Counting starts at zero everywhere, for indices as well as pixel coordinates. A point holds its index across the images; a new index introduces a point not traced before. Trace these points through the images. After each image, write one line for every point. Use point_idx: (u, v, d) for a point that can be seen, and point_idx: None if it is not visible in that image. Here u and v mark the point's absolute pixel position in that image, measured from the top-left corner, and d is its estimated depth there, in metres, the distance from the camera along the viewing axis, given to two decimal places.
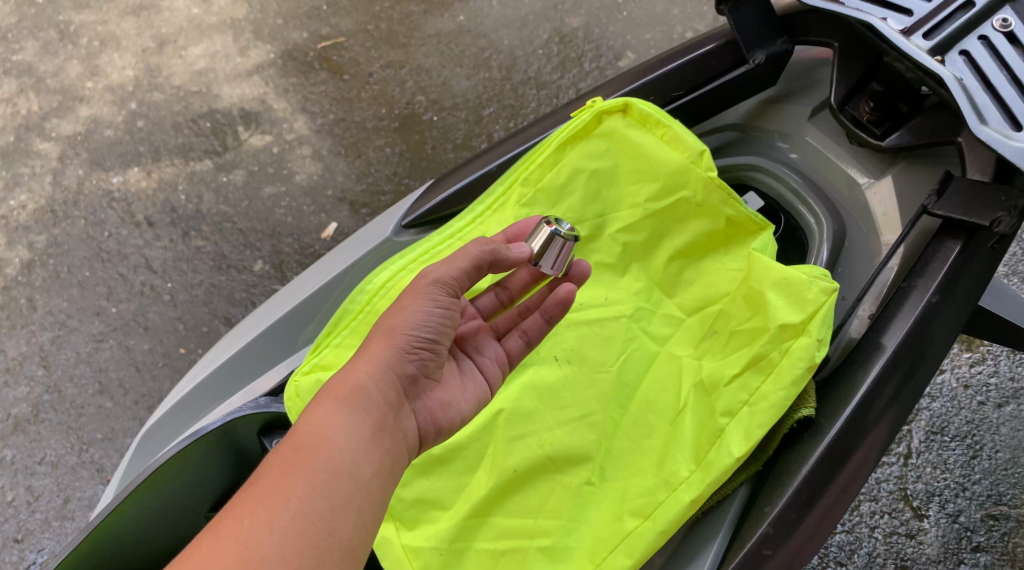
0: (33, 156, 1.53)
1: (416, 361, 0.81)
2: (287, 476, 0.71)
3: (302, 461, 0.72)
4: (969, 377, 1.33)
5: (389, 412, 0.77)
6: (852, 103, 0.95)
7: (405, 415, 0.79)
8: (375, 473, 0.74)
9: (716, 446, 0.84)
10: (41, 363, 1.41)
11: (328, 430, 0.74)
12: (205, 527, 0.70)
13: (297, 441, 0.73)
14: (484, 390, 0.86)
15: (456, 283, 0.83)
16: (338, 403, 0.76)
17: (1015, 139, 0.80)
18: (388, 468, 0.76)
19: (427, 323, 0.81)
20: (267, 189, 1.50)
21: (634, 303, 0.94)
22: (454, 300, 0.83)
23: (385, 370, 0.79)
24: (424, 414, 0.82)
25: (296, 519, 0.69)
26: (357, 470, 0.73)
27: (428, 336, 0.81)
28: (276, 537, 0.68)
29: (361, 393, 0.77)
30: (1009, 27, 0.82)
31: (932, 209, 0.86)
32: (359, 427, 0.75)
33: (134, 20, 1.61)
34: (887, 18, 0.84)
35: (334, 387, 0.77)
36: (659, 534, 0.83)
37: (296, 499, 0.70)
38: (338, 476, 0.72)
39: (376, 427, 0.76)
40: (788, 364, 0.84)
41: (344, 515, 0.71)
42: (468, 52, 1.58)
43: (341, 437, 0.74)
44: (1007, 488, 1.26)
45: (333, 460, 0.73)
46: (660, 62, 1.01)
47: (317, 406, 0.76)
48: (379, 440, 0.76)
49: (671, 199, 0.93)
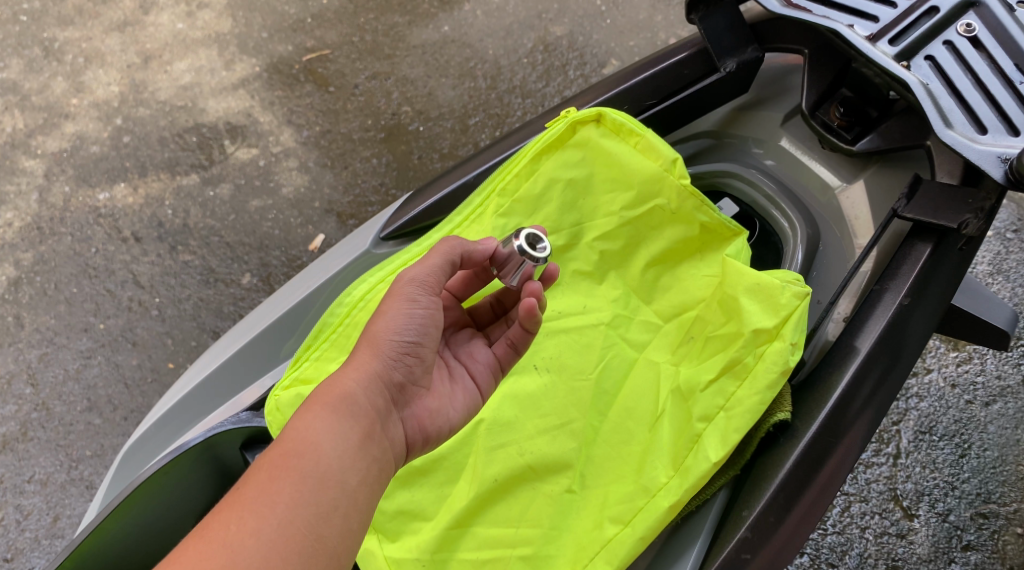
0: (19, 174, 1.53)
1: (403, 367, 0.80)
2: (274, 482, 0.72)
3: (289, 467, 0.73)
4: (956, 377, 1.34)
5: (377, 419, 0.77)
6: (822, 109, 0.95)
7: (393, 423, 0.79)
8: (362, 480, 0.75)
9: (693, 451, 0.85)
10: (29, 381, 1.41)
11: (314, 437, 0.74)
12: (193, 531, 0.71)
13: (284, 447, 0.74)
14: (473, 395, 0.86)
15: (433, 281, 0.83)
16: (325, 409, 0.76)
17: (979, 142, 0.81)
18: (374, 475, 0.76)
19: (409, 326, 0.81)
20: (254, 202, 1.50)
21: (612, 310, 0.95)
22: (434, 302, 0.83)
23: (372, 376, 0.78)
24: (413, 423, 0.81)
25: (283, 525, 0.70)
26: (344, 478, 0.74)
27: (411, 341, 0.81)
28: (262, 542, 0.69)
29: (348, 399, 0.76)
30: (972, 31, 0.84)
31: (901, 212, 0.87)
32: (345, 434, 0.75)
33: (119, 36, 1.61)
34: (853, 25, 0.86)
35: (321, 395, 0.77)
36: (638, 540, 0.84)
37: (282, 506, 0.71)
38: (325, 483, 0.73)
39: (363, 434, 0.76)
40: (762, 368, 0.85)
41: (331, 522, 0.72)
42: (454, 62, 1.59)
43: (328, 444, 0.74)
44: (995, 487, 1.27)
45: (319, 466, 0.73)
46: (635, 70, 1.01)
47: (304, 413, 0.76)
48: (366, 448, 0.76)
49: (646, 207, 0.94)
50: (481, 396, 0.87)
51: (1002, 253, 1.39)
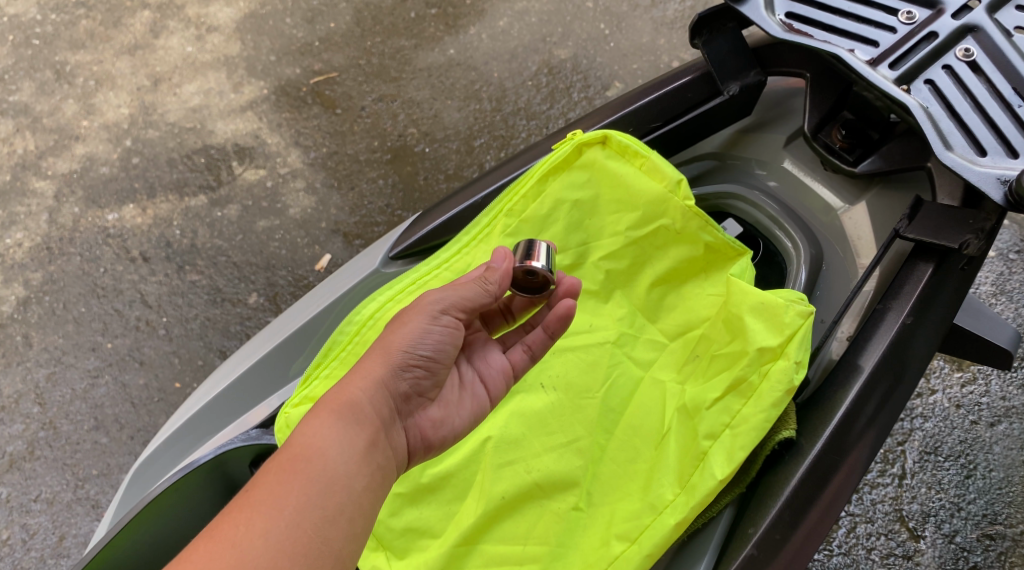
0: (29, 195, 1.55)
1: (412, 379, 0.81)
2: (282, 484, 0.73)
3: (296, 470, 0.74)
4: (961, 397, 1.34)
5: (381, 427, 0.78)
6: (824, 132, 0.97)
7: (396, 431, 0.80)
8: (367, 486, 0.76)
9: (699, 469, 0.86)
10: (37, 401, 1.42)
11: (322, 442, 0.75)
12: (203, 531, 0.72)
13: (292, 451, 0.75)
14: (483, 402, 0.86)
15: (457, 304, 0.83)
16: (332, 414, 0.77)
17: (979, 164, 0.82)
18: (378, 482, 0.77)
19: (424, 341, 0.81)
20: (261, 223, 1.52)
21: (618, 329, 0.96)
22: (451, 324, 0.83)
23: (378, 386, 0.79)
24: (415, 432, 0.82)
25: (290, 527, 0.71)
26: (350, 483, 0.75)
27: (426, 353, 0.81)
28: (271, 544, 0.70)
29: (355, 407, 0.78)
30: (971, 56, 0.86)
31: (903, 233, 0.88)
32: (352, 441, 0.76)
33: (129, 59, 1.64)
34: (854, 50, 0.88)
35: (329, 400, 0.79)
36: (645, 557, 0.84)
37: (289, 509, 0.72)
38: (331, 488, 0.74)
39: (368, 442, 0.77)
40: (767, 387, 0.85)
41: (336, 526, 0.73)
42: (459, 85, 1.62)
43: (334, 449, 0.75)
44: (1002, 507, 1.27)
45: (326, 472, 0.74)
46: (640, 93, 1.03)
47: (312, 418, 0.77)
48: (370, 455, 0.77)
49: (650, 227, 0.95)
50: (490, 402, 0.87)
51: (1005, 274, 1.40)
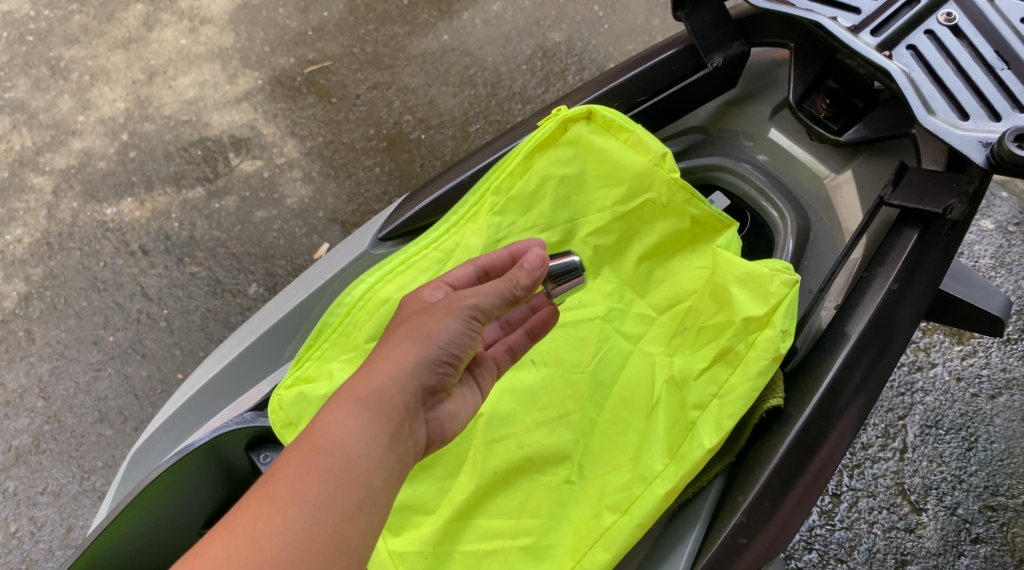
0: (27, 191, 1.56)
1: (441, 376, 0.79)
2: (302, 478, 0.72)
3: (317, 464, 0.72)
4: (961, 370, 1.34)
5: (406, 422, 0.76)
6: (809, 101, 0.98)
7: (419, 423, 0.78)
8: (387, 480, 0.75)
9: (688, 438, 0.86)
10: (41, 395, 1.43)
11: (344, 434, 0.74)
12: (221, 521, 0.71)
13: (314, 443, 0.73)
14: (478, 397, 0.85)
15: (489, 309, 0.80)
16: (357, 406, 0.75)
17: (961, 128, 0.82)
18: (397, 473, 0.76)
19: (455, 339, 0.79)
20: (259, 213, 1.53)
21: (607, 305, 0.97)
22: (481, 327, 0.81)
23: (407, 379, 0.77)
24: (435, 424, 0.81)
25: (309, 525, 0.70)
26: (370, 477, 0.73)
27: (456, 352, 0.79)
28: (290, 543, 0.69)
29: (382, 399, 0.75)
30: (953, 20, 0.85)
31: (888, 199, 0.89)
32: (375, 433, 0.74)
33: (123, 53, 1.64)
34: (836, 17, 0.87)
35: (354, 388, 0.76)
36: (636, 527, 0.85)
37: (309, 503, 0.71)
38: (351, 482, 0.72)
39: (393, 435, 0.76)
40: (754, 355, 0.86)
41: (354, 521, 0.72)
42: (454, 70, 1.62)
43: (357, 442, 0.74)
44: (1003, 479, 1.28)
45: (347, 464, 0.73)
46: (623, 70, 1.04)
47: (335, 407, 0.75)
48: (393, 448, 0.75)
49: (637, 202, 0.95)
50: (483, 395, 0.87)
51: (1004, 246, 1.40)
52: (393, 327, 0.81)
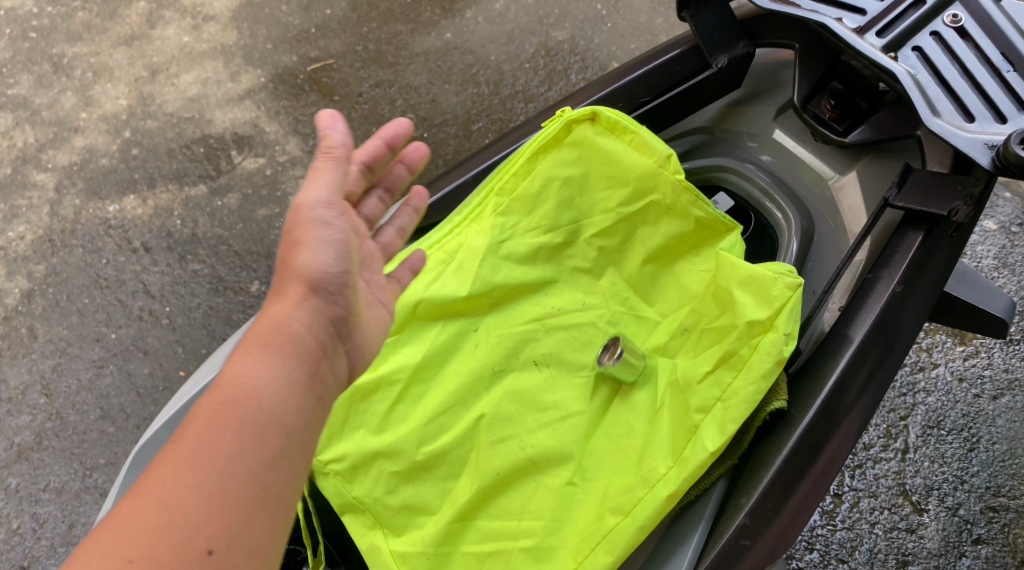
0: (30, 188, 1.56)
1: (343, 300, 0.77)
2: (212, 433, 0.69)
3: (227, 417, 0.70)
4: (964, 371, 1.34)
5: (320, 359, 0.74)
6: (813, 102, 0.97)
7: (335, 358, 0.76)
8: (306, 423, 0.72)
9: (691, 442, 0.86)
10: (43, 392, 1.43)
11: (252, 382, 0.71)
12: (129, 491, 0.68)
13: (221, 396, 0.71)
14: (388, 318, 0.82)
15: (337, 196, 0.80)
16: (260, 350, 0.73)
17: (967, 130, 0.82)
18: (319, 414, 0.74)
19: (334, 253, 0.78)
20: (261, 211, 1.52)
21: (610, 308, 0.96)
22: (345, 214, 0.80)
23: (307, 312, 0.75)
24: (357, 354, 0.79)
25: (226, 474, 0.68)
26: (287, 423, 0.71)
27: (339, 272, 0.77)
28: (204, 498, 0.67)
29: (286, 337, 0.74)
30: (959, 22, 0.85)
31: (893, 201, 0.88)
32: (285, 375, 0.72)
33: (126, 50, 1.64)
34: (842, 18, 0.87)
35: (256, 335, 0.74)
36: (638, 529, 0.85)
37: (222, 458, 0.68)
38: (266, 430, 0.70)
39: (307, 374, 0.73)
40: (757, 359, 0.85)
41: (275, 471, 0.70)
42: (456, 69, 1.62)
43: (269, 388, 0.71)
44: (1004, 480, 1.27)
45: (260, 413, 0.70)
46: (628, 69, 1.03)
47: (240, 358, 0.73)
48: (309, 388, 0.73)
49: (642, 204, 0.95)
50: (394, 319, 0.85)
51: (1007, 247, 1.40)
52: (279, 277, 0.78)
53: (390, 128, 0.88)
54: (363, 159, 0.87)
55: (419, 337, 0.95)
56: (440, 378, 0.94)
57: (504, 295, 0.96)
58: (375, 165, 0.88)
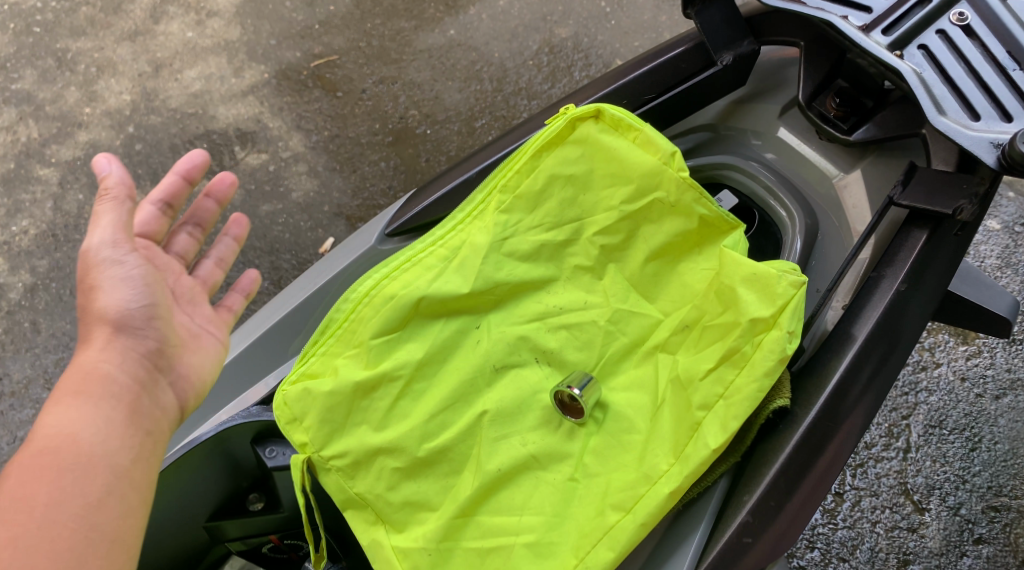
0: (34, 182, 1.56)
1: (153, 332, 0.89)
2: (34, 482, 0.78)
3: (47, 465, 0.79)
4: (966, 370, 1.34)
5: (138, 393, 0.86)
6: (818, 101, 0.97)
7: (158, 390, 0.89)
8: (134, 458, 0.83)
9: (693, 439, 0.86)
10: (46, 386, 1.43)
11: (73, 427, 0.81)
12: None
13: (39, 448, 0.80)
14: (220, 347, 0.98)
15: (122, 232, 0.89)
16: (79, 397, 0.84)
17: (972, 129, 0.81)
18: (145, 448, 0.85)
19: (135, 291, 0.89)
20: (264, 207, 1.52)
21: (612, 306, 0.96)
22: (133, 249, 0.90)
23: (122, 352, 0.87)
24: (181, 384, 0.92)
25: (50, 518, 0.76)
26: (110, 461, 0.81)
27: (142, 305, 0.89)
28: (31, 544, 0.75)
29: (106, 380, 0.85)
30: (965, 20, 0.85)
31: (898, 200, 0.88)
32: (109, 416, 0.83)
33: (130, 45, 1.64)
34: (847, 16, 0.87)
35: (71, 385, 0.85)
36: (640, 526, 0.85)
37: (43, 505, 0.77)
38: (89, 471, 0.80)
39: (128, 411, 0.85)
40: (760, 356, 0.85)
41: (103, 509, 0.79)
42: (460, 65, 1.62)
43: (88, 433, 0.82)
44: (1006, 480, 1.27)
45: (81, 456, 0.80)
46: (632, 66, 1.04)
47: (57, 408, 0.83)
48: (133, 424, 0.85)
49: (645, 201, 0.95)
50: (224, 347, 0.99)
51: (1010, 247, 1.40)
52: (84, 324, 0.89)
53: (187, 161, 0.99)
54: (159, 196, 0.98)
55: (421, 335, 0.94)
56: (443, 374, 0.93)
57: (507, 293, 0.96)
58: (173, 201, 0.99)
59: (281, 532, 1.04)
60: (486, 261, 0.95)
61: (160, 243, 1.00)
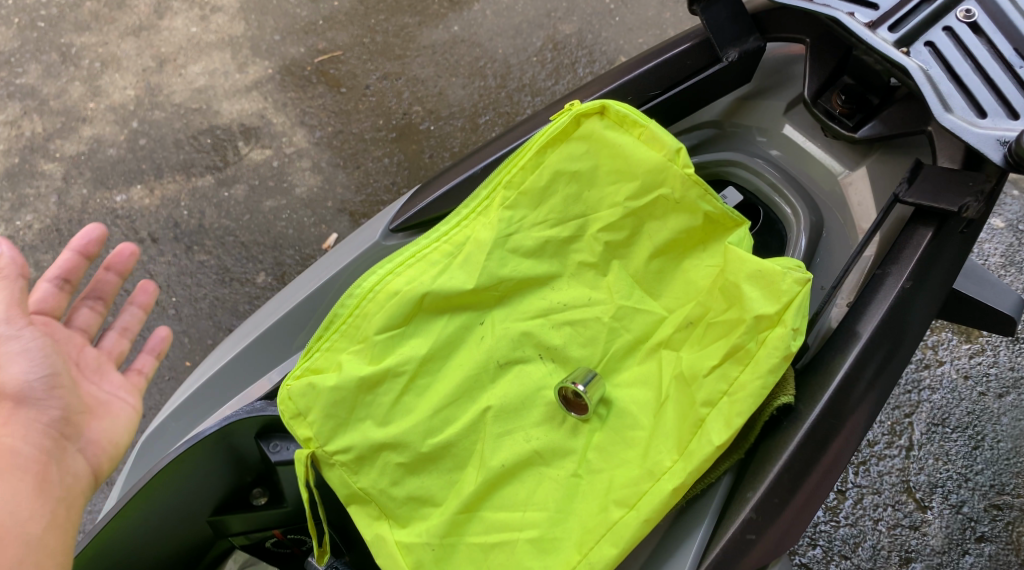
0: (38, 177, 1.56)
1: (57, 401, 0.95)
2: None
3: None
4: (969, 368, 1.34)
5: (44, 464, 0.93)
6: (824, 97, 0.97)
7: (68, 458, 0.96)
8: (47, 526, 0.90)
9: (697, 436, 0.86)
10: None
11: None
12: None
13: None
14: (132, 410, 1.05)
15: (18, 310, 0.94)
16: None
17: (978, 126, 0.81)
18: (58, 516, 0.92)
19: (37, 365, 0.95)
20: (268, 203, 1.52)
21: (615, 303, 0.96)
22: (27, 324, 0.95)
23: (29, 426, 0.93)
24: (90, 449, 0.99)
25: None
26: (24, 532, 0.88)
27: (42, 378, 0.94)
28: None
29: (13, 455, 0.91)
30: (972, 17, 0.85)
31: (903, 197, 0.88)
32: (19, 488, 0.90)
33: (134, 40, 1.64)
34: (854, 13, 0.86)
35: None
36: (643, 522, 0.85)
37: None
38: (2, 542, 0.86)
39: (36, 483, 0.92)
40: (764, 353, 0.85)
41: None
42: (464, 62, 1.61)
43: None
44: (1009, 478, 1.27)
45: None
46: (638, 62, 1.03)
47: None
48: (42, 494, 0.91)
49: (649, 198, 0.95)
50: (137, 412, 1.06)
51: (1014, 245, 1.40)
52: None
53: (84, 235, 1.04)
54: (56, 273, 1.02)
55: (425, 331, 0.94)
56: (447, 370, 0.94)
57: (510, 289, 0.96)
58: (70, 277, 1.03)
59: (284, 527, 1.05)
60: (490, 257, 0.95)
61: (62, 318, 1.04)
